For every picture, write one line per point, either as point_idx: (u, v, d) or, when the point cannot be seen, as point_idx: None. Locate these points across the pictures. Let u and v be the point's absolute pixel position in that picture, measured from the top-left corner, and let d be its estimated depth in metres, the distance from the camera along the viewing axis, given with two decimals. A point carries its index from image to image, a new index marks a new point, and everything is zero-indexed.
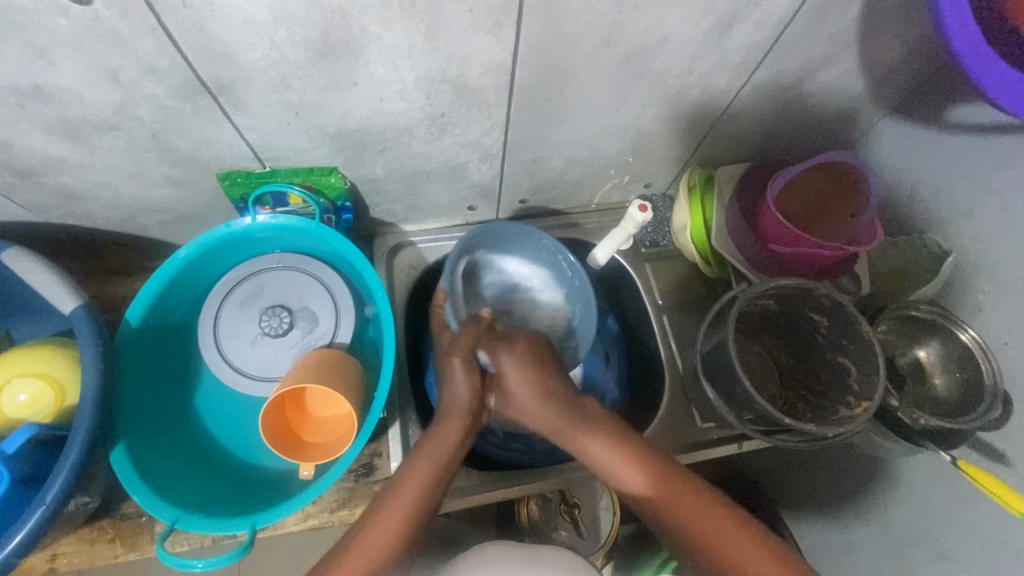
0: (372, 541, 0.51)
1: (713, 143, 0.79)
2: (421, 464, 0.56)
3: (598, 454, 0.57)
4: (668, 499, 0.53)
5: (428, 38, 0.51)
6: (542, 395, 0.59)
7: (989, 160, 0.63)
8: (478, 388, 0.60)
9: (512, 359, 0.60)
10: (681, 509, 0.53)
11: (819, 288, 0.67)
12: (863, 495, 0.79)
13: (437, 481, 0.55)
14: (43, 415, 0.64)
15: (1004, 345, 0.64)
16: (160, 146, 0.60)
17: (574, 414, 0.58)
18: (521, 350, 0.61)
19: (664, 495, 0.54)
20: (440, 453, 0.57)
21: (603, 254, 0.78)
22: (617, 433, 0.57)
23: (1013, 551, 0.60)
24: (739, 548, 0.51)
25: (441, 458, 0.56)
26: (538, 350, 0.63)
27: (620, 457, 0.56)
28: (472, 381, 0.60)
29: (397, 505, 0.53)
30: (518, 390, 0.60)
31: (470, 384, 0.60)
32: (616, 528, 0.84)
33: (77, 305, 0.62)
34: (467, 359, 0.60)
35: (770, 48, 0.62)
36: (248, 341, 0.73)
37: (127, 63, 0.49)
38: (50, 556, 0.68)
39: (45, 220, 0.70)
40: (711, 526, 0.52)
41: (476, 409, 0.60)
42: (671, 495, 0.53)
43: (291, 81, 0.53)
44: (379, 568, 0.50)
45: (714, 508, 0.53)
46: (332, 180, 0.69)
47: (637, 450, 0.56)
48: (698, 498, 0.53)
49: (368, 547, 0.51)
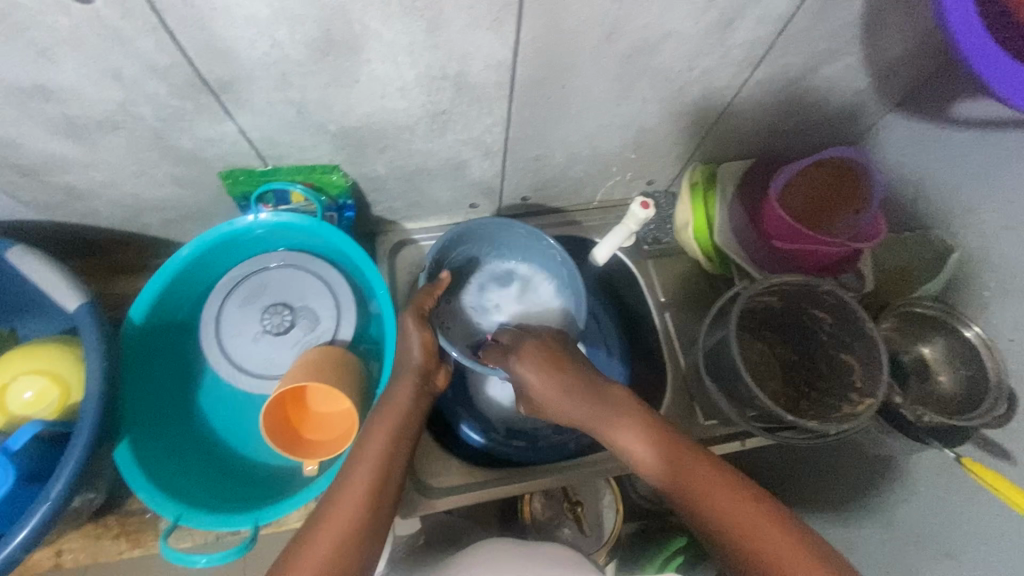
0: (344, 502, 0.52)
1: (716, 140, 0.79)
2: (382, 424, 0.59)
3: (625, 440, 0.56)
4: (692, 483, 0.51)
5: (428, 35, 0.51)
6: (568, 397, 0.59)
7: (994, 156, 0.63)
8: (431, 347, 0.63)
9: (527, 366, 0.60)
10: (705, 492, 0.50)
11: (821, 284, 0.67)
12: (866, 492, 0.79)
13: (396, 439, 0.58)
14: (49, 412, 0.64)
15: (1009, 342, 0.63)
16: (163, 144, 0.60)
17: (603, 402, 0.58)
18: (532, 355, 0.61)
19: (689, 480, 0.51)
20: (398, 407, 0.60)
21: (603, 254, 0.78)
22: (643, 419, 0.56)
23: (1016, 548, 0.60)
24: (770, 536, 0.46)
25: (399, 415, 0.60)
26: (548, 348, 0.62)
27: (643, 442, 0.55)
28: (423, 338, 0.63)
29: (366, 462, 0.55)
30: (545, 397, 0.59)
31: (423, 341, 0.63)
32: (618, 525, 0.88)
33: (81, 303, 0.62)
34: (420, 319, 0.63)
35: (772, 43, 0.62)
36: (250, 339, 0.73)
37: (129, 61, 0.49)
38: (55, 552, 0.68)
39: (49, 218, 0.71)
40: (739, 511, 0.48)
41: (428, 367, 0.64)
42: (693, 479, 0.51)
43: (292, 79, 0.54)
44: (355, 522, 0.51)
45: (742, 492, 0.50)
46: (334, 178, 0.69)
47: (659, 436, 0.55)
48: (725, 482, 0.50)
49: (342, 501, 0.53)
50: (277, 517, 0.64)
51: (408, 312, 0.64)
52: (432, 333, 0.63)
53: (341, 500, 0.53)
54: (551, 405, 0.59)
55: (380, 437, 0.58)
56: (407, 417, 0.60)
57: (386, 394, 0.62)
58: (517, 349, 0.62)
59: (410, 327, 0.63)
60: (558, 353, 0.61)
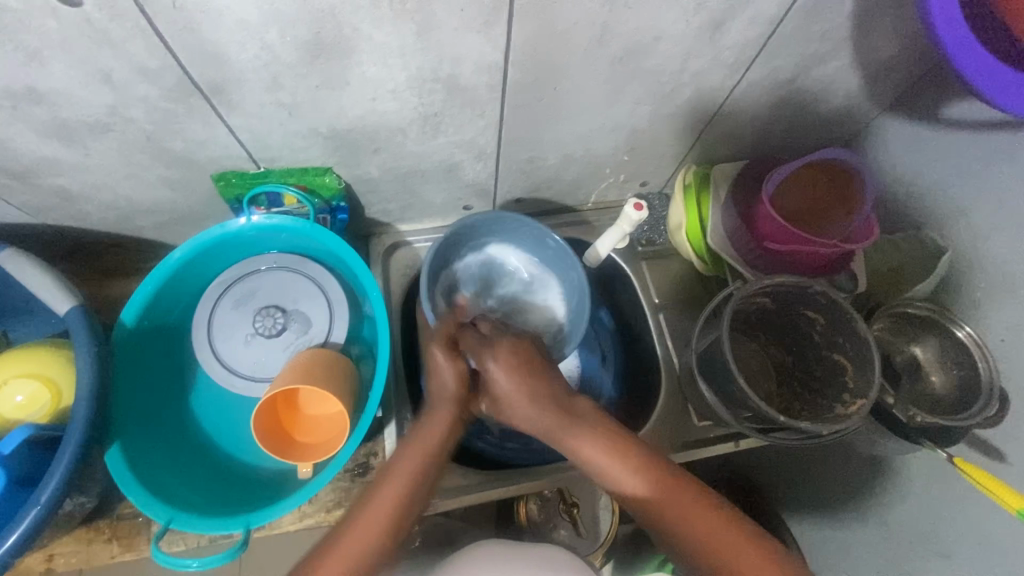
0: (354, 535, 0.52)
1: (709, 141, 0.79)
2: (412, 454, 0.56)
3: (592, 456, 0.55)
4: (665, 504, 0.52)
5: (419, 38, 0.51)
6: (533, 400, 0.58)
7: (985, 156, 0.63)
8: (465, 375, 0.61)
9: (500, 367, 0.59)
10: (679, 514, 0.51)
11: (814, 286, 0.67)
12: (859, 492, 0.79)
13: (423, 467, 0.56)
14: (40, 415, 0.64)
15: (1001, 342, 0.63)
16: (154, 147, 0.60)
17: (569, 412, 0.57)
18: (506, 355, 0.60)
19: (659, 501, 0.52)
20: (431, 437, 0.58)
21: (605, 246, 0.77)
22: (610, 434, 0.56)
23: (1009, 548, 0.60)
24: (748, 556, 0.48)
25: (430, 446, 0.57)
26: (525, 352, 0.61)
27: (615, 460, 0.54)
28: (457, 368, 0.61)
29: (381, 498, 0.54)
30: (505, 391, 0.58)
31: (456, 371, 0.61)
32: (614, 527, 0.87)
33: (72, 306, 0.62)
34: (449, 348, 0.61)
35: (763, 45, 0.62)
36: (242, 342, 0.73)
37: (119, 64, 0.49)
38: (47, 556, 0.69)
39: (41, 221, 0.71)
40: (711, 531, 0.50)
41: (463, 396, 0.61)
42: (671, 501, 0.52)
43: (284, 81, 0.54)
44: (368, 562, 0.51)
45: (712, 512, 0.51)
46: (327, 180, 0.69)
47: (631, 451, 0.55)
48: (697, 502, 0.52)
49: (350, 541, 0.51)
50: (270, 519, 0.63)
51: (436, 343, 0.62)
52: (466, 366, 0.61)
53: (350, 540, 0.51)
54: (519, 409, 0.58)
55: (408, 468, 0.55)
56: (439, 447, 0.58)
57: (423, 422, 0.59)
58: (493, 345, 0.61)
59: (439, 356, 0.61)
60: (535, 359, 0.61)
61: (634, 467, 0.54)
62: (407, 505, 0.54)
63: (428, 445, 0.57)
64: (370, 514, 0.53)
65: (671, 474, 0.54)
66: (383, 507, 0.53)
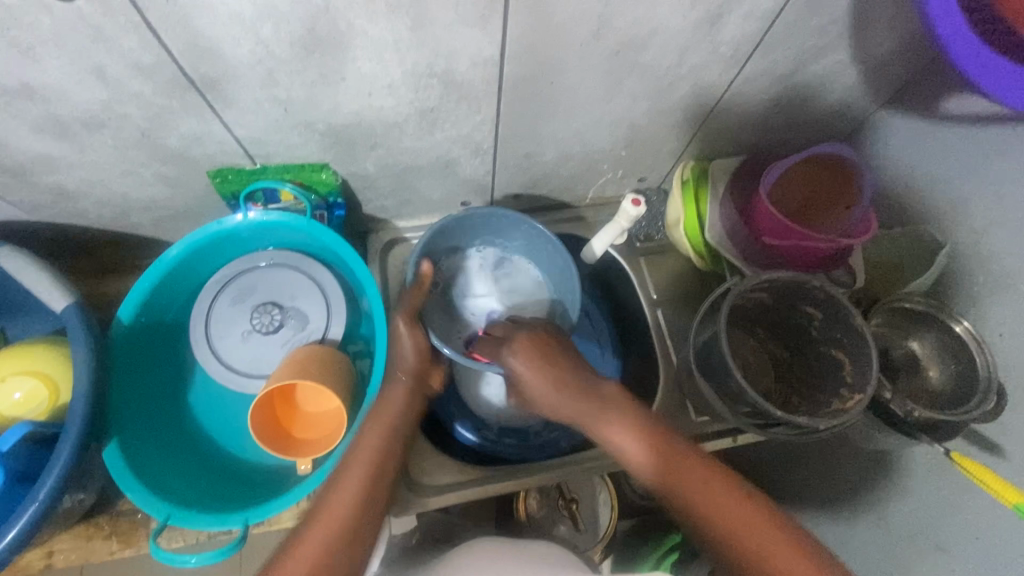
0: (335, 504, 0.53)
1: (707, 136, 0.79)
2: (374, 428, 0.59)
3: (621, 440, 0.55)
4: (687, 483, 0.52)
5: (414, 32, 0.51)
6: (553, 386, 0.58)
7: (984, 150, 0.63)
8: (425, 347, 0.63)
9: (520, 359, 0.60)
10: (701, 496, 0.51)
11: (811, 280, 0.67)
12: (857, 487, 0.79)
13: (388, 438, 0.59)
14: (38, 413, 0.64)
15: (998, 337, 0.63)
16: (150, 143, 0.60)
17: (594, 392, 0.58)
18: (526, 349, 0.60)
19: (682, 484, 0.52)
20: (391, 409, 0.61)
21: (599, 247, 0.78)
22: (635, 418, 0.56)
23: (1006, 542, 0.60)
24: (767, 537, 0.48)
25: (393, 419, 0.60)
26: (545, 342, 0.62)
27: (638, 443, 0.55)
28: (417, 340, 0.63)
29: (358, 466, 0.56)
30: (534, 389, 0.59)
31: (416, 342, 0.63)
32: (613, 521, 0.88)
33: (68, 304, 0.62)
34: (410, 319, 0.63)
35: (761, 39, 0.62)
36: (241, 339, 0.73)
37: (113, 60, 0.49)
38: (47, 552, 0.69)
39: (38, 219, 0.70)
40: (734, 512, 0.50)
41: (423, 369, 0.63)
42: (691, 482, 0.52)
43: (279, 77, 0.53)
44: (350, 526, 0.52)
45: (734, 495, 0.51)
46: (324, 176, 0.69)
47: (651, 434, 0.55)
48: (722, 486, 0.52)
49: (332, 508, 0.53)
50: (268, 515, 0.64)
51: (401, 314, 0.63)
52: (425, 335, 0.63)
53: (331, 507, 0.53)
54: (545, 402, 0.59)
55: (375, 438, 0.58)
56: (401, 418, 0.61)
57: (381, 395, 0.62)
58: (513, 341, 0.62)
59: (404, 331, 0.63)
60: (553, 349, 0.61)
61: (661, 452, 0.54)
62: (378, 471, 0.57)
63: (390, 417, 0.60)
64: (347, 481, 0.55)
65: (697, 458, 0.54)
66: (358, 475, 0.55)
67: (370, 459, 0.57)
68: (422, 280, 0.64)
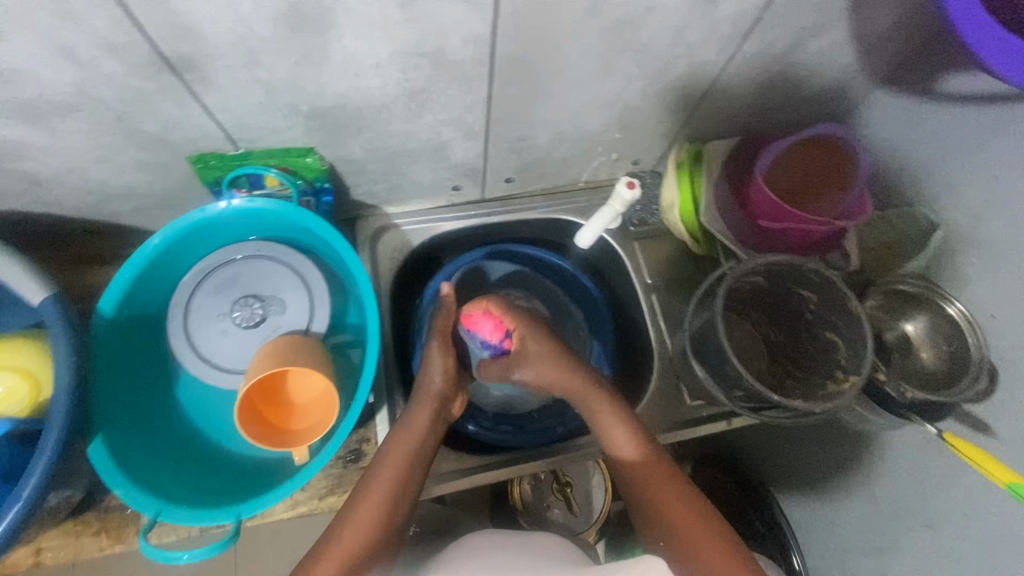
0: (362, 514, 0.55)
1: (701, 116, 0.77)
2: (397, 446, 0.60)
3: (617, 441, 0.60)
4: (675, 519, 0.53)
5: (402, 9, 0.49)
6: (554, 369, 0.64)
7: (980, 129, 0.62)
8: (451, 376, 0.66)
9: (546, 347, 0.65)
10: (684, 527, 0.52)
11: (807, 263, 0.66)
12: (847, 467, 0.80)
13: (408, 460, 0.60)
14: (19, 409, 0.62)
15: (990, 318, 0.63)
16: (126, 127, 0.58)
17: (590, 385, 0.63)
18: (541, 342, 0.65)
19: (698, 543, 0.51)
20: (416, 429, 0.62)
21: (590, 235, 0.78)
22: (677, 476, 0.57)
23: (995, 519, 0.61)
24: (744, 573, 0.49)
25: (414, 438, 0.61)
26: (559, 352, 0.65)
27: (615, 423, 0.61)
28: (445, 363, 0.67)
29: (376, 485, 0.57)
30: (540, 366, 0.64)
31: (441, 367, 0.66)
32: (609, 503, 0.88)
33: (45, 296, 0.60)
34: (443, 341, 0.67)
35: (760, 15, 0.60)
36: (221, 330, 0.71)
37: (82, 39, 0.46)
38: (35, 550, 0.67)
39: (10, 208, 0.68)
40: (689, 521, 0.53)
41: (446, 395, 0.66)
42: (654, 480, 0.56)
43: (260, 57, 0.51)
44: (367, 546, 0.54)
45: (684, 497, 0.55)
46: (309, 161, 0.67)
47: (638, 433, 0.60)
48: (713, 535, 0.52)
49: (353, 528, 0.54)
50: (260, 510, 0.62)
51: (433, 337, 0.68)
52: (452, 360, 0.67)
53: (352, 527, 0.54)
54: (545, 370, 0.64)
55: (400, 452, 0.60)
56: (420, 441, 0.61)
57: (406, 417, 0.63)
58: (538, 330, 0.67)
59: (434, 357, 0.66)
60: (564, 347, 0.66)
61: (697, 526, 0.52)
62: (399, 492, 0.57)
63: (413, 438, 0.61)
64: (367, 502, 0.56)
65: (711, 517, 0.53)
66: (381, 491, 0.57)
67: (394, 474, 0.58)
68: (449, 305, 0.68)
